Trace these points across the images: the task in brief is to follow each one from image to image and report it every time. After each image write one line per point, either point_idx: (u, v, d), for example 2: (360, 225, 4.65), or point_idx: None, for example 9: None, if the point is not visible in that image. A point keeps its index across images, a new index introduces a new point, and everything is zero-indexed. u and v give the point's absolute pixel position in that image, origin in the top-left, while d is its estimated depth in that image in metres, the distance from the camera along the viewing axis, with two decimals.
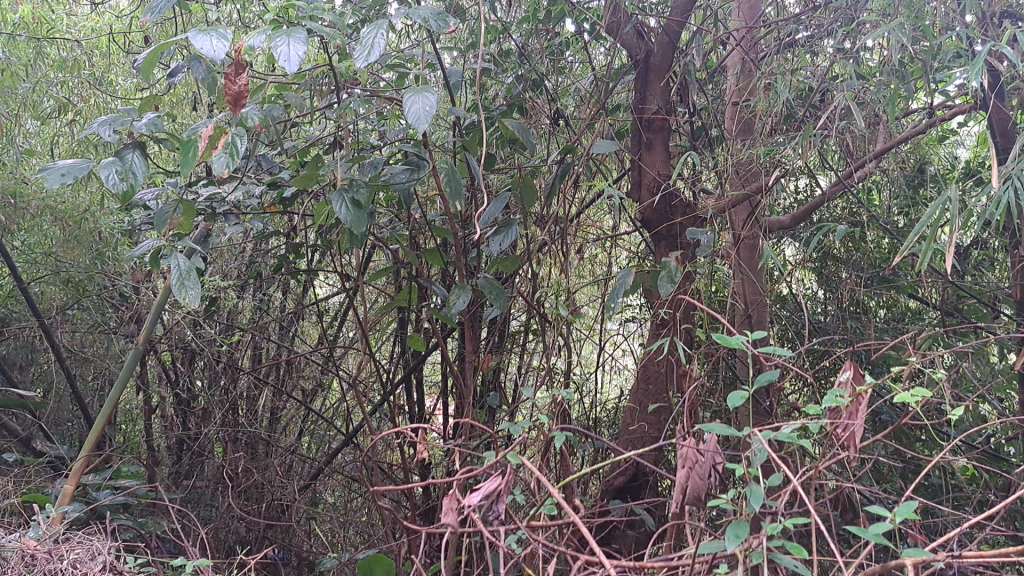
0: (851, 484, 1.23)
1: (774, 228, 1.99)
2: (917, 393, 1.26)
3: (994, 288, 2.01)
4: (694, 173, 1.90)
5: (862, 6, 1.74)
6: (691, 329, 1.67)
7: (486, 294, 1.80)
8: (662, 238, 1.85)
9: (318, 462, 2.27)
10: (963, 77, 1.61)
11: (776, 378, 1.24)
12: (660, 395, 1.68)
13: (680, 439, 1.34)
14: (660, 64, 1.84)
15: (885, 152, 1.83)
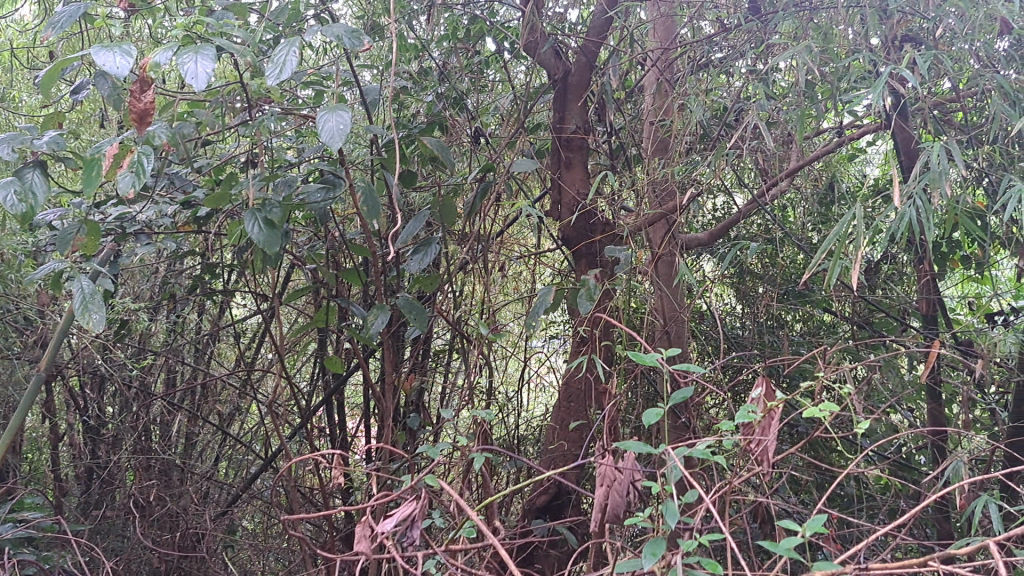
0: (765, 498, 1.25)
1: (693, 245, 2.02)
2: (826, 408, 1.30)
3: (903, 301, 2.07)
4: (613, 191, 1.91)
5: (771, 29, 1.78)
6: (611, 346, 1.68)
7: (406, 314, 1.78)
8: (583, 256, 1.85)
9: (236, 487, 2.21)
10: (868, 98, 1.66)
11: (690, 395, 1.27)
12: (581, 412, 1.68)
13: (598, 457, 1.36)
14: (578, 83, 1.85)
15: (797, 171, 1.87)
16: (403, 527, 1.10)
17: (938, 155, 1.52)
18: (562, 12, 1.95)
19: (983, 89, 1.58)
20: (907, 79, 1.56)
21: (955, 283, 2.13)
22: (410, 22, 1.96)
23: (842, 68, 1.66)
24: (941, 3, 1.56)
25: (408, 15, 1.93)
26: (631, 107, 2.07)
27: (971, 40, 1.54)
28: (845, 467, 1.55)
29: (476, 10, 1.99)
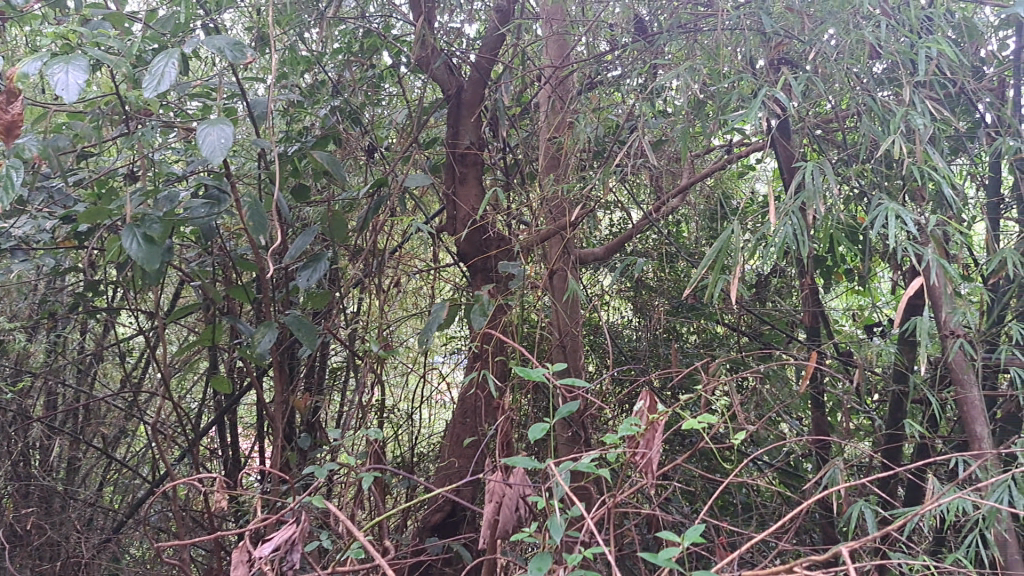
0: (650, 509, 1.28)
1: (589, 260, 2.05)
2: (707, 419, 1.34)
3: (791, 313, 2.13)
4: (508, 206, 1.92)
5: (658, 49, 1.82)
6: (505, 361, 1.68)
7: (295, 331, 1.74)
8: (477, 271, 1.86)
9: (122, 513, 2.14)
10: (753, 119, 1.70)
11: (576, 409, 1.29)
12: (475, 428, 1.68)
13: (487, 473, 1.36)
14: (471, 99, 1.85)
15: (688, 188, 1.91)
16: (282, 551, 1.09)
17: (813, 174, 1.57)
18: (459, 28, 1.94)
19: (857, 110, 1.64)
20: (784, 100, 1.62)
21: (839, 294, 2.20)
22: (302, 35, 1.93)
23: (725, 88, 1.71)
24: (816, 27, 1.62)
25: (299, 27, 1.89)
26: (527, 123, 2.07)
27: (843, 64, 1.60)
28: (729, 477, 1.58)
29: (371, 24, 1.97)
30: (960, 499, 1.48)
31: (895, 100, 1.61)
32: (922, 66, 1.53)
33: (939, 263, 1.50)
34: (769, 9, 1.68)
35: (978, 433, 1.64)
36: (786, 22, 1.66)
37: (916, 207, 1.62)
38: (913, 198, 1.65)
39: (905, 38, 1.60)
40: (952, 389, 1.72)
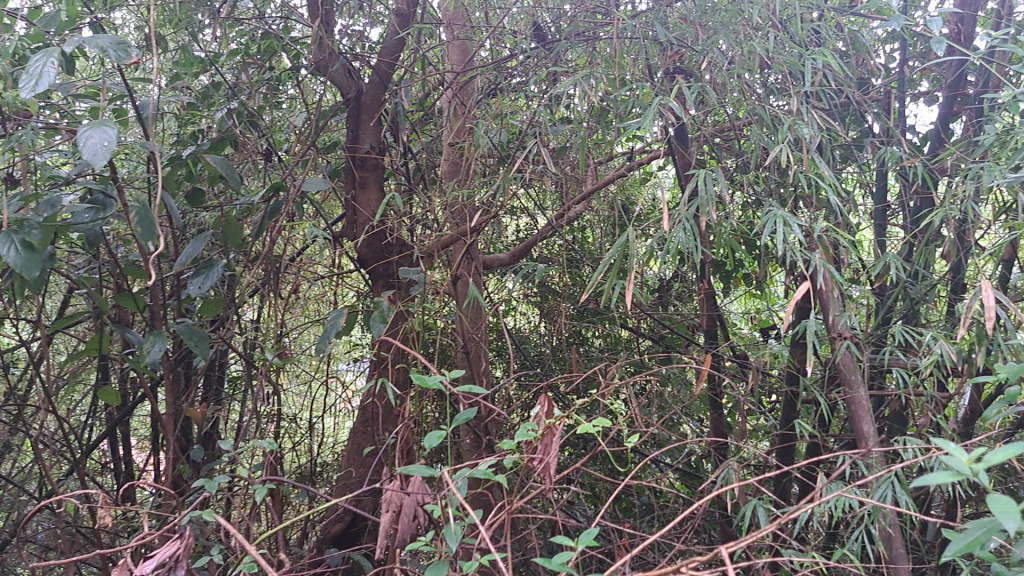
0: (546, 514, 1.29)
1: (493, 266, 2.05)
2: (602, 423, 1.35)
3: (691, 317, 2.17)
4: (409, 211, 1.90)
5: (558, 56, 1.83)
6: (405, 369, 1.66)
7: (187, 341, 1.69)
8: (378, 277, 1.84)
9: (6, 532, 2.04)
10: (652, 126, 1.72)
11: (473, 416, 1.29)
12: (375, 436, 1.66)
13: (384, 482, 1.35)
14: (370, 104, 1.84)
15: (591, 195, 1.92)
16: (165, 569, 1.08)
17: (705, 181, 1.61)
18: (360, 31, 1.92)
19: (749, 120, 1.68)
20: (679, 110, 1.65)
21: (738, 298, 2.25)
22: (196, 35, 1.87)
23: (623, 96, 1.73)
24: (709, 38, 1.66)
25: (193, 27, 1.84)
26: (430, 128, 2.05)
27: (733, 73, 1.65)
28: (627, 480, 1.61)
29: (268, 26, 1.93)
30: (847, 494, 1.52)
31: (784, 110, 1.66)
32: (807, 77, 1.60)
33: (824, 267, 1.55)
34: (663, 19, 1.71)
35: (864, 432, 1.70)
36: (680, 32, 1.69)
37: (804, 213, 1.67)
38: (801, 206, 1.70)
39: (792, 50, 1.66)
40: (840, 389, 1.78)
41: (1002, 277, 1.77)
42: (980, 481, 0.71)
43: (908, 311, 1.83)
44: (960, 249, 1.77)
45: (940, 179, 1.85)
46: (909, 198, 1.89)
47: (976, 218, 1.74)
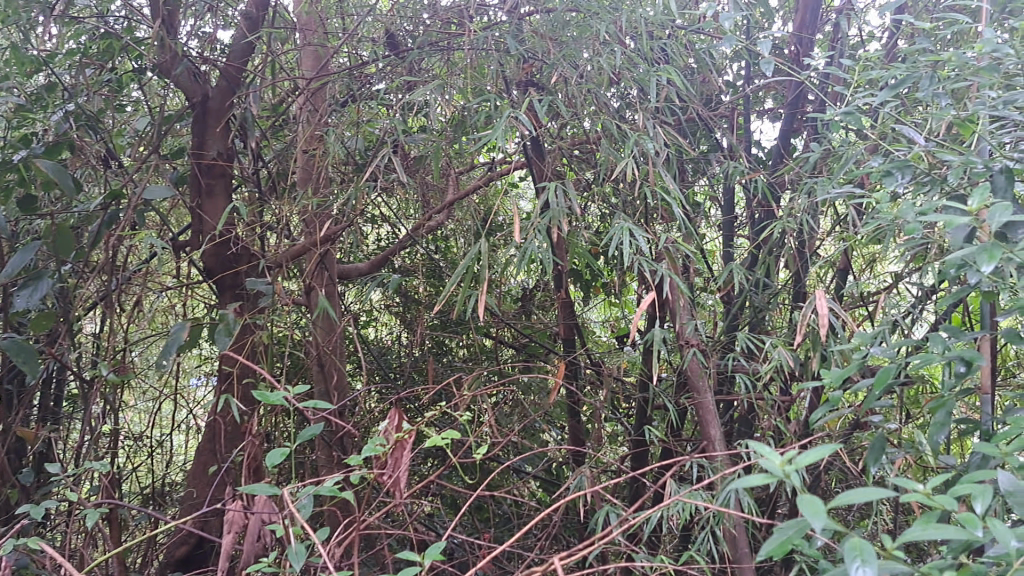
0: (394, 527, 1.27)
1: (352, 275, 1.99)
2: (452, 435, 1.35)
3: (551, 326, 2.18)
4: (259, 220, 1.84)
5: (412, 65, 1.82)
6: (252, 383, 1.60)
7: (13, 358, 1.58)
8: (225, 287, 1.76)
9: None
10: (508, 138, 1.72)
11: (319, 432, 1.26)
12: (221, 454, 1.59)
13: (227, 503, 1.30)
14: (216, 109, 1.77)
15: (453, 205, 1.87)
16: None
17: (558, 193, 1.63)
18: (209, 33, 1.85)
19: (600, 134, 1.71)
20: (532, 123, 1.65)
21: (598, 306, 2.27)
22: (26, 34, 1.76)
23: (477, 107, 1.73)
24: (560, 53, 1.68)
25: (23, 24, 1.72)
26: (284, 135, 1.99)
27: (584, 87, 1.68)
28: (480, 491, 1.60)
29: (108, 26, 1.83)
30: (692, 498, 1.57)
31: (633, 124, 1.70)
32: (651, 92, 1.65)
33: (670, 277, 1.59)
34: (515, 32, 1.71)
35: (710, 436, 1.75)
36: (530, 45, 1.69)
37: (654, 225, 1.72)
38: (650, 218, 1.75)
39: (638, 67, 1.70)
40: (690, 395, 1.83)
41: (836, 286, 1.87)
42: (791, 483, 0.73)
43: (752, 319, 1.91)
44: (799, 259, 1.85)
45: (780, 193, 1.93)
46: (754, 210, 1.97)
47: (813, 231, 1.83)
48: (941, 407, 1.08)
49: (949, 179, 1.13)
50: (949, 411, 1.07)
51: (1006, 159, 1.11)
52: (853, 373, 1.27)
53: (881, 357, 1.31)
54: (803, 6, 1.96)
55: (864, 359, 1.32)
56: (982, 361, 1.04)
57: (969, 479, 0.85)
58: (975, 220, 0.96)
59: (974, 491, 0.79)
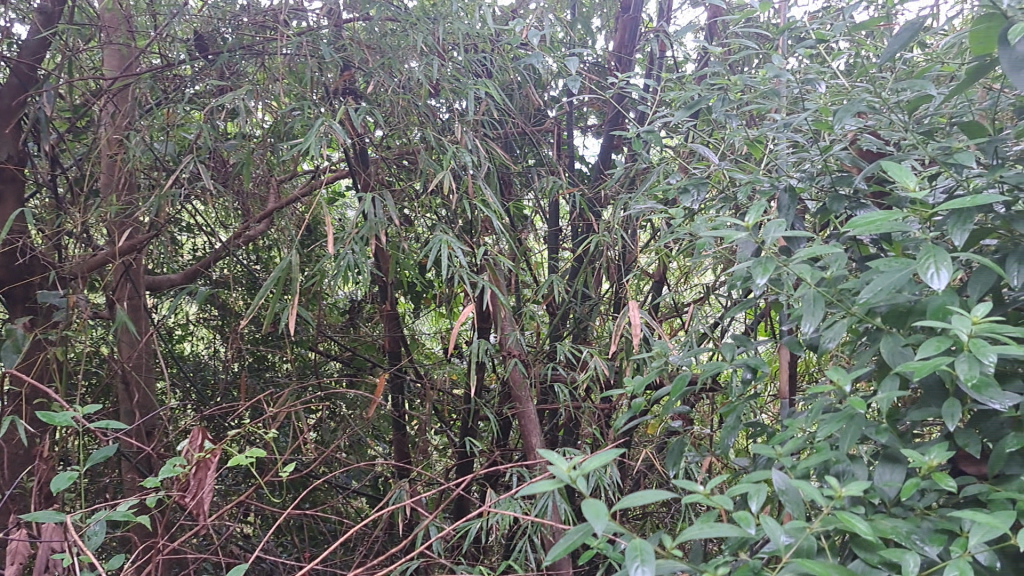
0: (196, 550, 1.22)
1: (164, 287, 1.86)
2: (261, 453, 1.31)
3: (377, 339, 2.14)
4: (56, 228, 1.71)
5: (224, 69, 1.74)
6: (45, 403, 1.50)
7: None
8: (15, 299, 1.64)
9: None
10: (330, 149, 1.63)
11: (113, 454, 1.19)
12: (10, 480, 1.48)
13: (9, 533, 1.20)
14: (5, 108, 1.65)
15: (273, 215, 1.78)
16: None
17: (376, 204, 1.60)
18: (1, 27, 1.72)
19: (419, 145, 1.70)
20: (345, 133, 1.62)
21: (428, 318, 2.09)
22: None
23: (294, 114, 1.67)
24: (376, 62, 1.65)
25: None
26: (87, 137, 1.87)
27: (402, 98, 1.66)
28: (291, 510, 1.55)
29: None
30: (510, 508, 1.58)
31: (452, 138, 1.70)
32: (469, 106, 1.66)
33: (489, 289, 1.59)
34: (331, 38, 1.67)
35: (533, 445, 1.76)
36: (347, 53, 1.67)
37: (474, 237, 1.72)
38: (472, 231, 1.75)
39: (455, 80, 1.70)
40: (512, 405, 1.82)
41: (652, 298, 1.94)
42: (577, 487, 0.76)
43: (575, 329, 1.94)
44: (618, 272, 1.91)
45: (600, 208, 1.98)
46: (575, 223, 2.00)
47: (630, 245, 1.89)
48: (732, 412, 1.14)
49: (739, 197, 1.20)
50: (738, 415, 1.14)
51: (790, 178, 1.18)
52: (653, 380, 1.33)
53: (680, 365, 1.37)
54: (622, 26, 1.99)
55: (665, 367, 1.37)
56: (765, 368, 1.14)
57: (747, 480, 0.92)
58: (751, 235, 1.01)
59: (749, 491, 0.86)
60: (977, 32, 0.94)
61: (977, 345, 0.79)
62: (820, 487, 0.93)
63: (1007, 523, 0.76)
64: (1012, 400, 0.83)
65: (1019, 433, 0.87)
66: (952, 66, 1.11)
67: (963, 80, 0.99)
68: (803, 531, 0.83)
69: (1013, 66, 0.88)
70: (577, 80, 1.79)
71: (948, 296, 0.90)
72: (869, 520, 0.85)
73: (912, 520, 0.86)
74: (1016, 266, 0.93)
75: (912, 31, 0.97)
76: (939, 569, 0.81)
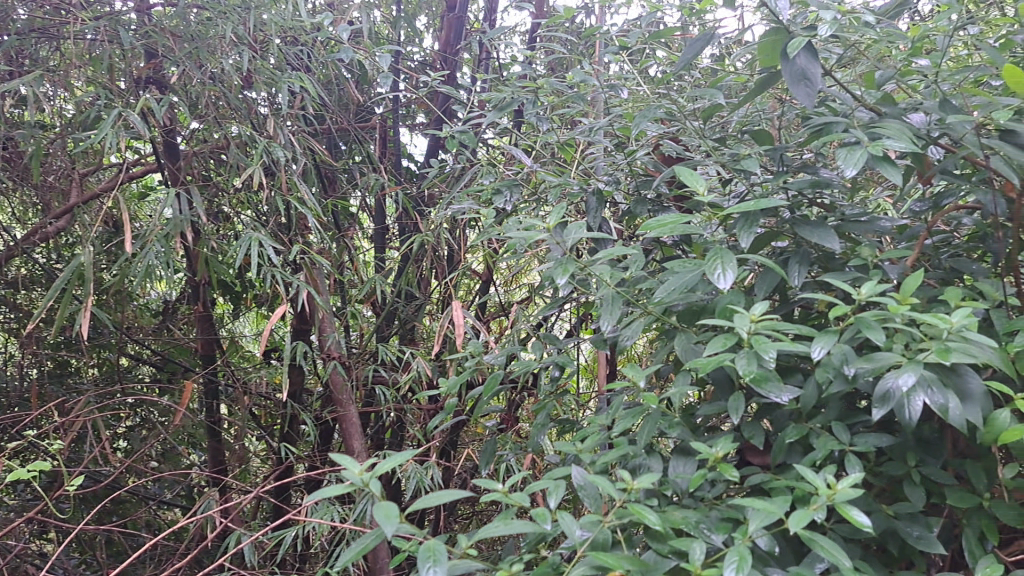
0: None
1: None
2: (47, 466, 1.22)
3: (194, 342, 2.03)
4: None
5: (14, 52, 1.62)
6: None
7: None
8: None
9: None
10: (132, 139, 1.54)
11: None
12: None
13: None
14: None
15: (73, 209, 1.67)
16: None
17: (181, 200, 1.52)
18: None
19: (230, 139, 1.63)
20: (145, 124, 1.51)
21: (250, 320, 1.99)
22: None
23: (92, 103, 1.57)
24: (183, 51, 1.57)
25: None
26: None
27: (210, 89, 1.58)
28: (85, 525, 1.44)
29: None
30: (328, 513, 1.54)
31: (267, 132, 1.64)
32: (283, 99, 1.61)
33: (304, 290, 1.55)
34: (132, 25, 1.57)
35: (355, 449, 1.72)
36: (150, 40, 1.57)
37: (289, 236, 1.67)
38: (289, 230, 1.70)
39: (268, 72, 1.64)
40: (332, 409, 1.78)
41: (477, 298, 1.94)
42: (371, 489, 0.75)
43: (401, 330, 1.92)
44: (442, 272, 1.90)
45: (425, 207, 1.96)
46: (400, 222, 1.98)
47: (455, 246, 1.88)
48: (541, 411, 1.18)
49: (549, 199, 1.22)
50: (547, 413, 1.18)
51: (598, 182, 1.22)
52: (466, 380, 1.34)
53: (495, 364, 1.38)
54: (447, 26, 1.97)
55: (479, 367, 1.38)
56: (572, 367, 1.17)
57: (547, 476, 0.93)
58: (552, 236, 1.03)
59: (549, 487, 0.87)
60: (763, 45, 0.99)
61: (759, 341, 0.83)
62: (619, 481, 0.96)
63: (781, 509, 0.80)
64: (790, 393, 0.88)
65: (797, 424, 0.93)
66: (744, 77, 1.16)
67: (751, 90, 1.04)
68: (598, 525, 0.84)
69: (792, 79, 0.94)
70: (392, 77, 1.76)
71: (734, 296, 0.94)
72: (661, 512, 0.88)
73: (701, 510, 0.90)
74: (796, 267, 0.99)
75: (705, 41, 1.03)
76: (723, 556, 0.85)
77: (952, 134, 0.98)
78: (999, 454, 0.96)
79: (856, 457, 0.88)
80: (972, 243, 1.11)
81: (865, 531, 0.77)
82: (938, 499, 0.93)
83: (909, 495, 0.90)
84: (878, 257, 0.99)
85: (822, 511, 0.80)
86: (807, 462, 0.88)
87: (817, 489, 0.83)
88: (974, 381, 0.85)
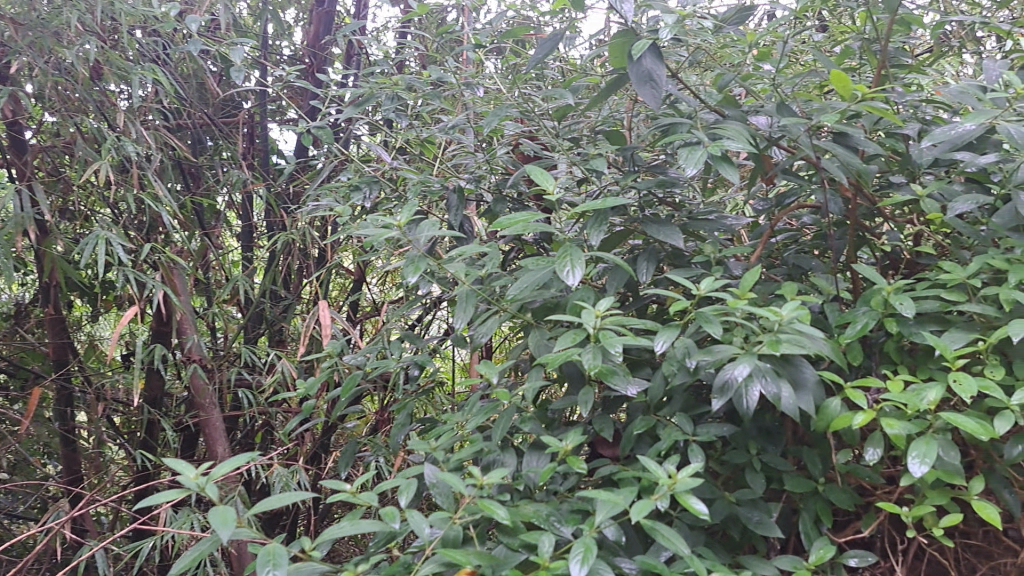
0: None
1: None
2: None
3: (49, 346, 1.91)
4: None
5: None
6: None
7: None
8: None
9: None
10: None
11: None
12: None
13: None
14: None
15: None
16: None
17: (23, 197, 1.45)
18: None
19: (79, 134, 1.55)
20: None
21: (112, 325, 1.86)
22: None
23: None
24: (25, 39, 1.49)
25: None
26: None
27: (56, 79, 1.51)
28: None
29: None
30: (188, 521, 1.49)
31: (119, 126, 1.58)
32: (135, 92, 1.54)
33: (159, 290, 1.49)
34: None
35: (219, 454, 1.67)
36: None
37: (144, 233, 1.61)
38: (146, 228, 1.64)
39: (119, 64, 1.57)
40: (195, 413, 1.72)
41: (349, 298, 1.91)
42: (207, 494, 0.72)
43: (270, 331, 1.88)
44: (311, 272, 1.86)
45: (292, 205, 1.92)
46: (268, 220, 1.93)
47: (324, 244, 1.85)
48: (402, 410, 1.18)
49: (408, 196, 1.21)
50: (408, 412, 1.18)
51: (459, 180, 1.22)
52: (325, 379, 1.32)
53: (357, 363, 1.36)
54: (315, 19, 1.95)
55: (339, 366, 1.36)
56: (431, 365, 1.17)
57: (401, 475, 0.93)
58: (404, 234, 1.03)
59: (399, 486, 0.86)
60: (613, 46, 1.01)
61: (605, 336, 0.85)
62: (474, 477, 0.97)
63: (625, 500, 0.81)
64: (636, 387, 0.90)
65: (646, 417, 0.95)
66: (597, 78, 1.18)
67: (603, 90, 1.06)
68: (448, 522, 0.84)
69: (638, 80, 0.96)
70: (244, 72, 1.64)
71: (584, 293, 0.96)
72: (512, 507, 0.89)
73: (552, 504, 0.91)
74: (644, 264, 1.02)
75: (555, 41, 1.03)
76: (571, 548, 0.86)
77: (788, 135, 1.02)
78: (835, 439, 1.01)
79: (700, 447, 0.91)
80: (815, 242, 1.16)
81: (703, 518, 0.80)
82: (778, 485, 0.97)
83: (751, 482, 0.94)
84: (722, 254, 1.03)
85: (664, 501, 0.82)
86: (652, 453, 0.90)
87: (660, 480, 0.85)
88: (808, 372, 0.89)
